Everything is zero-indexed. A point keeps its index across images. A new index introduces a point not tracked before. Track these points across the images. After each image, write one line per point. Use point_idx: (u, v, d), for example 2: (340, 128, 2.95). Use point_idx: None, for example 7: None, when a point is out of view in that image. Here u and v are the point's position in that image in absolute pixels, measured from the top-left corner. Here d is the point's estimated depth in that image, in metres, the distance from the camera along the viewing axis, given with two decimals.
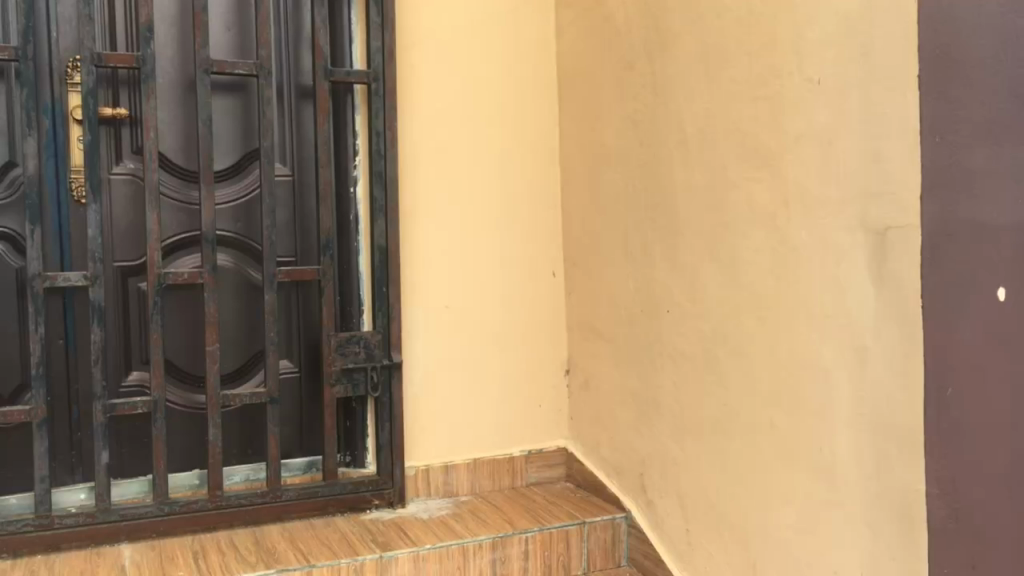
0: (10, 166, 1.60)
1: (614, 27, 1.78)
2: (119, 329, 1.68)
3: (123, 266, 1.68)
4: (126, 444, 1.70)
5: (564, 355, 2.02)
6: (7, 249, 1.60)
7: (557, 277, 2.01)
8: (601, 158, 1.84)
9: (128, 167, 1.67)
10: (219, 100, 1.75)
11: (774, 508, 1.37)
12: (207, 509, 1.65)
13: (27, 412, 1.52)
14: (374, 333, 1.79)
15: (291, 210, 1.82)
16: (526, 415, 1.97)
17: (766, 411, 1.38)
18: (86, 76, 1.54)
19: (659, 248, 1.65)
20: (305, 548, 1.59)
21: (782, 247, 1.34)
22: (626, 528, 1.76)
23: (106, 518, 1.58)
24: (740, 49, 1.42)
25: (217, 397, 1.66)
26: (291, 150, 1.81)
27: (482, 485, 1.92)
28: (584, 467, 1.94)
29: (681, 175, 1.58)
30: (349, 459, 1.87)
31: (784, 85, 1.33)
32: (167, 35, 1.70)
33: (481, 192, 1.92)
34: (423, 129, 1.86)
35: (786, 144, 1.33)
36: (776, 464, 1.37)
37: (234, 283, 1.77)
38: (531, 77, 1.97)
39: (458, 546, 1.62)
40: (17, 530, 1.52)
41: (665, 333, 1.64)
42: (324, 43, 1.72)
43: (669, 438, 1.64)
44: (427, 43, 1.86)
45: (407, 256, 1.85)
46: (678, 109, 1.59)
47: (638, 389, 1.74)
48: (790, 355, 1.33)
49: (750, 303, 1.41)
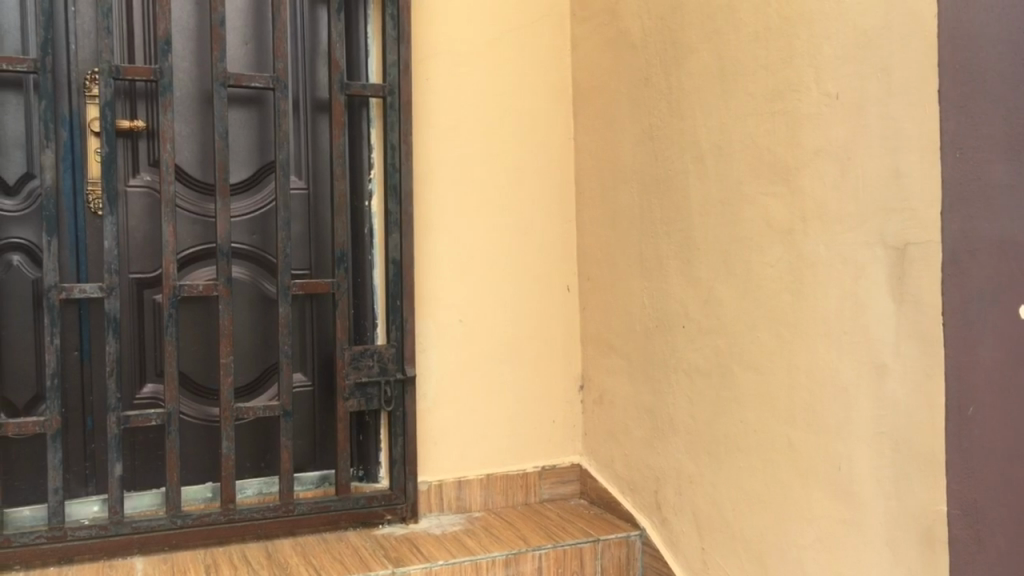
0: (26, 178, 1.61)
1: (630, 41, 1.78)
2: (134, 340, 1.68)
3: (138, 278, 1.68)
4: (139, 456, 1.70)
5: (579, 370, 2.01)
6: (24, 259, 1.61)
7: (571, 292, 2.00)
8: (615, 172, 1.84)
9: (144, 179, 1.68)
10: (235, 112, 1.75)
11: (793, 528, 1.35)
12: (220, 522, 1.64)
13: (41, 423, 1.52)
14: (388, 346, 1.79)
15: (305, 223, 1.82)
16: (539, 430, 1.96)
17: (783, 429, 1.37)
18: (104, 88, 1.55)
19: (674, 263, 1.65)
20: (317, 562, 1.58)
21: (800, 262, 1.33)
22: (641, 546, 1.75)
23: (119, 530, 1.57)
24: (756, 63, 1.42)
25: (230, 409, 1.65)
26: (307, 163, 1.81)
27: (495, 500, 1.91)
28: (598, 484, 1.92)
29: (697, 188, 1.57)
30: (361, 473, 1.87)
31: (801, 99, 1.32)
32: (184, 48, 1.70)
33: (496, 207, 1.92)
34: (437, 142, 1.86)
35: (804, 158, 1.32)
36: (792, 482, 1.35)
37: (249, 295, 1.77)
38: (544, 90, 1.97)
39: (471, 561, 1.61)
40: (29, 542, 1.51)
41: (679, 349, 1.63)
42: (341, 56, 1.73)
43: (684, 455, 1.62)
44: (442, 56, 1.86)
45: (421, 269, 1.84)
46: (693, 122, 1.58)
47: (652, 405, 1.72)
48: (808, 373, 1.31)
49: (767, 319, 1.40)
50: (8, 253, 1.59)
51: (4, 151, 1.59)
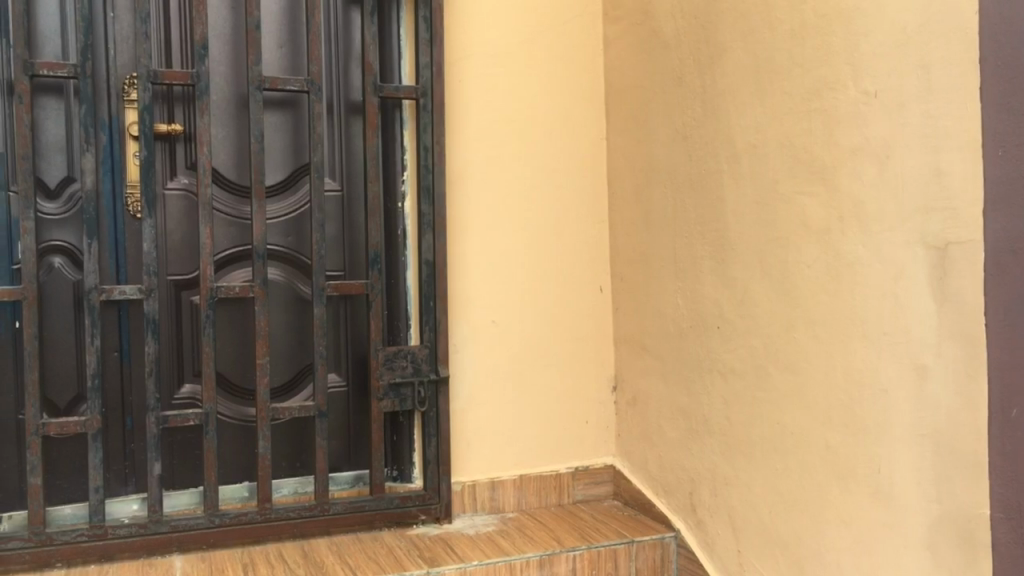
0: (67, 181, 1.63)
1: (663, 40, 1.77)
2: (172, 341, 1.70)
3: (176, 280, 1.70)
4: (177, 455, 1.72)
5: (612, 370, 2.00)
6: (65, 262, 1.63)
7: (603, 292, 1.99)
8: (649, 172, 1.83)
9: (182, 182, 1.70)
10: (270, 115, 1.77)
11: (831, 531, 1.34)
12: (257, 521, 1.66)
13: (81, 423, 1.54)
14: (421, 347, 1.79)
15: (339, 224, 1.83)
16: (572, 431, 1.96)
17: (821, 431, 1.35)
18: (142, 92, 1.57)
19: (708, 264, 1.64)
20: (353, 562, 1.59)
21: (837, 262, 1.32)
22: (675, 547, 1.74)
23: (158, 529, 1.59)
24: (792, 61, 1.40)
25: (266, 409, 1.66)
26: (341, 166, 1.83)
27: (529, 501, 1.91)
28: (631, 485, 1.92)
29: (732, 188, 1.56)
30: (395, 474, 1.87)
31: (838, 97, 1.31)
32: (220, 51, 1.72)
33: (529, 209, 1.92)
34: (470, 144, 1.86)
35: (841, 157, 1.30)
36: (830, 484, 1.34)
37: (284, 297, 1.79)
38: (575, 91, 1.97)
39: (505, 562, 1.61)
40: (71, 540, 1.54)
41: (714, 350, 1.62)
42: (374, 59, 1.74)
43: (719, 456, 1.61)
44: (475, 58, 1.87)
45: (454, 270, 1.85)
46: (728, 121, 1.57)
47: (686, 406, 1.72)
48: (846, 374, 1.30)
49: (803, 320, 1.39)
50: (49, 255, 1.62)
51: (46, 156, 1.61)
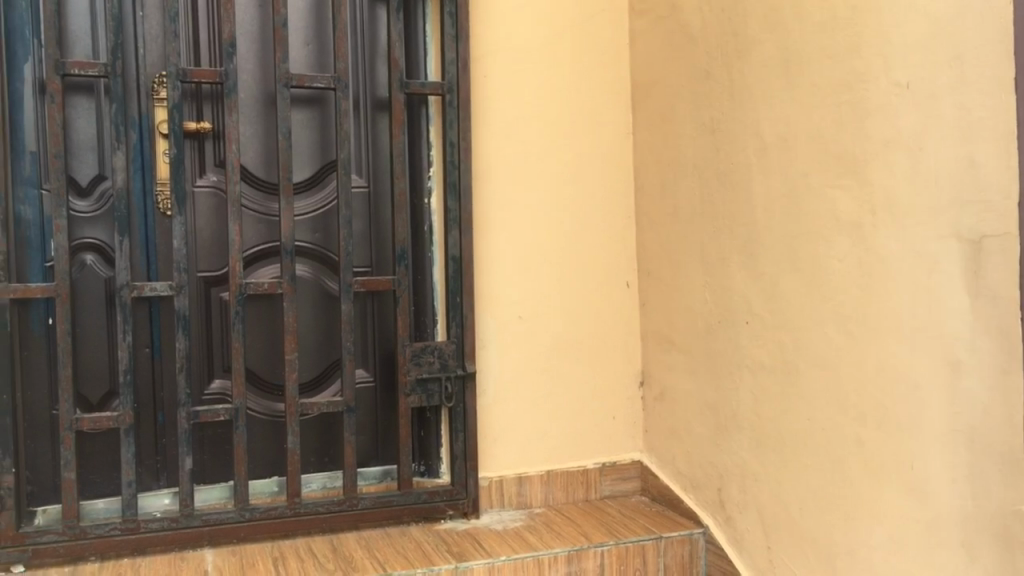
0: (98, 179, 1.65)
1: (690, 34, 1.76)
2: (202, 338, 1.72)
3: (205, 276, 1.72)
4: (208, 450, 1.74)
5: (639, 366, 1.99)
6: (96, 259, 1.65)
7: (630, 287, 1.99)
8: (676, 166, 1.82)
9: (211, 179, 1.71)
10: (297, 112, 1.78)
11: (863, 529, 1.32)
12: (286, 516, 1.67)
13: (114, 418, 1.56)
14: (448, 343, 1.80)
15: (366, 221, 1.84)
16: (599, 426, 1.95)
17: (852, 427, 1.34)
18: (172, 91, 1.58)
19: (737, 259, 1.63)
20: (381, 557, 1.60)
21: (869, 256, 1.30)
22: (704, 544, 1.73)
23: (189, 523, 1.61)
24: (821, 54, 1.39)
25: (295, 405, 1.68)
26: (367, 162, 1.83)
27: (556, 497, 1.91)
28: (659, 481, 1.91)
29: (761, 182, 1.55)
30: (423, 469, 1.88)
31: (869, 89, 1.29)
32: (248, 49, 1.73)
33: (555, 204, 1.92)
34: (495, 139, 1.86)
35: (872, 149, 1.29)
36: (861, 480, 1.33)
37: (312, 293, 1.80)
38: (601, 85, 1.96)
39: (533, 558, 1.61)
40: (104, 534, 1.56)
41: (743, 346, 1.61)
42: (400, 55, 1.74)
43: (748, 452, 1.60)
44: (500, 53, 1.86)
45: (480, 266, 1.85)
46: (757, 114, 1.56)
47: (715, 402, 1.71)
48: (878, 369, 1.28)
49: (834, 315, 1.37)
50: (82, 253, 1.64)
51: (77, 154, 1.63)
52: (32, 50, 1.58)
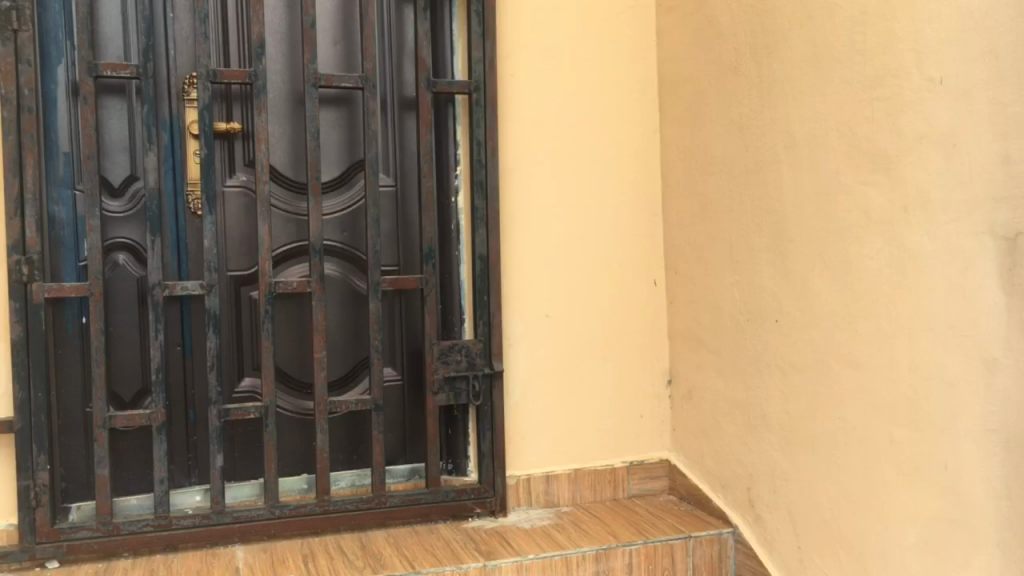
0: (130, 180, 1.67)
1: (718, 30, 1.75)
2: (232, 336, 1.74)
3: (235, 275, 1.73)
4: (238, 448, 1.75)
5: (666, 365, 1.98)
6: (129, 259, 1.67)
7: (658, 285, 1.98)
8: (704, 164, 1.81)
9: (240, 179, 1.73)
10: (325, 112, 1.79)
11: (896, 530, 1.31)
12: (316, 514, 1.68)
13: (147, 416, 1.58)
14: (476, 341, 1.80)
15: (394, 220, 1.85)
16: (627, 425, 1.95)
17: (884, 426, 1.33)
18: (202, 91, 1.60)
19: (767, 256, 1.61)
20: (410, 554, 1.61)
21: (901, 253, 1.29)
22: (733, 543, 1.72)
23: (221, 520, 1.63)
24: (853, 49, 1.37)
25: (324, 403, 1.69)
26: (394, 161, 1.84)
27: (583, 496, 1.91)
28: (687, 480, 1.90)
29: (791, 179, 1.54)
30: (450, 467, 1.89)
31: (901, 85, 1.28)
32: (276, 49, 1.75)
33: (582, 203, 1.91)
34: (522, 137, 1.86)
35: (904, 145, 1.27)
36: (894, 480, 1.31)
37: (340, 291, 1.81)
38: (628, 83, 1.95)
39: (561, 557, 1.61)
40: (137, 530, 1.58)
41: (773, 344, 1.60)
42: (427, 55, 1.74)
43: (778, 451, 1.59)
44: (527, 52, 1.86)
45: (508, 264, 1.85)
46: (786, 111, 1.55)
47: (744, 401, 1.70)
48: (911, 368, 1.27)
49: (866, 313, 1.36)
50: (114, 252, 1.66)
51: (110, 154, 1.65)
52: (65, 52, 1.61)
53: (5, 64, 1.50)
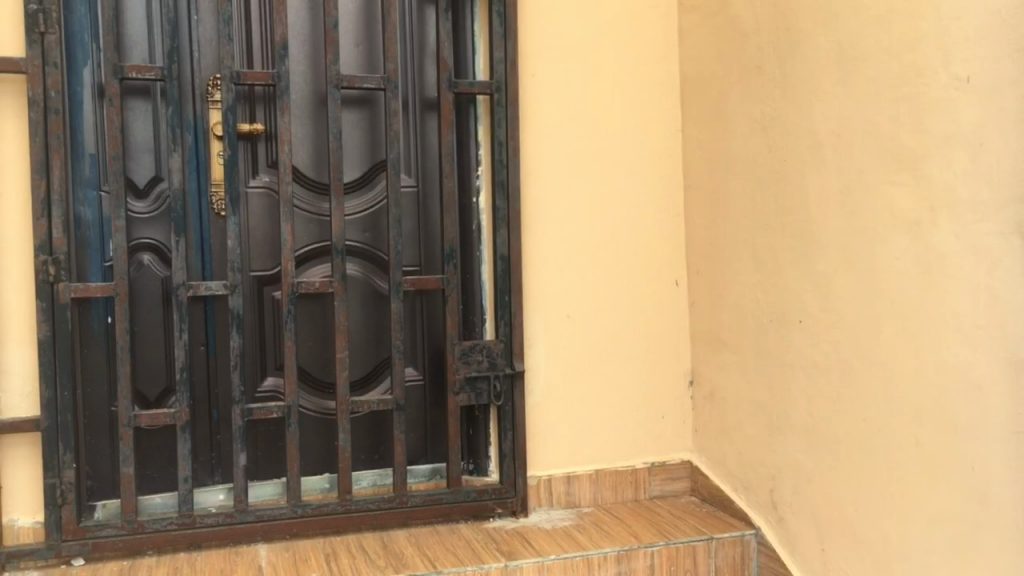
0: (155, 181, 1.69)
1: (742, 29, 1.74)
2: (255, 336, 1.75)
3: (258, 276, 1.74)
4: (261, 448, 1.76)
5: (687, 366, 1.97)
6: (153, 259, 1.69)
7: (680, 286, 1.97)
8: (727, 163, 1.80)
9: (263, 180, 1.74)
10: (348, 113, 1.80)
11: (921, 532, 1.30)
12: (338, 513, 1.69)
13: (172, 415, 1.59)
14: (497, 341, 1.80)
15: (415, 220, 1.85)
16: (649, 426, 1.94)
17: (909, 428, 1.31)
18: (226, 93, 1.61)
19: (790, 257, 1.60)
20: (431, 554, 1.61)
21: (927, 253, 1.27)
22: (756, 545, 1.71)
23: (244, 518, 1.64)
24: (878, 47, 1.36)
25: (346, 403, 1.69)
26: (416, 161, 1.84)
27: (604, 496, 1.91)
28: (709, 481, 1.89)
29: (814, 179, 1.53)
30: (472, 467, 1.89)
31: (928, 83, 1.26)
32: (299, 51, 1.75)
33: (604, 203, 1.91)
34: (544, 138, 1.86)
35: (931, 144, 1.26)
36: (920, 482, 1.30)
37: (362, 292, 1.82)
38: (650, 83, 1.95)
39: (582, 558, 1.61)
40: (161, 528, 1.59)
41: (796, 345, 1.59)
42: (449, 56, 1.75)
43: (801, 453, 1.58)
44: (549, 52, 1.86)
45: (529, 264, 1.85)
46: (810, 110, 1.53)
47: (767, 402, 1.69)
48: (937, 369, 1.26)
49: (891, 314, 1.35)
50: (139, 253, 1.68)
51: (135, 156, 1.67)
52: (91, 54, 1.62)
53: (32, 66, 1.52)
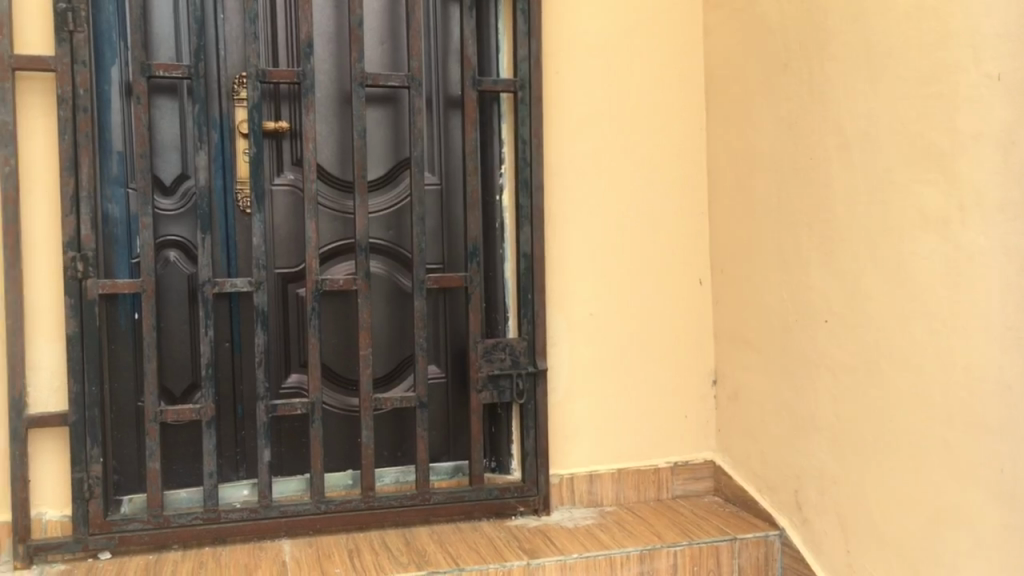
0: (181, 178, 1.70)
1: (767, 27, 1.72)
2: (280, 332, 1.76)
3: (283, 273, 1.75)
4: (285, 444, 1.77)
5: (711, 365, 1.97)
6: (180, 256, 1.70)
7: (703, 285, 1.96)
8: (752, 162, 1.79)
9: (288, 178, 1.75)
10: (372, 111, 1.80)
11: (949, 535, 1.28)
12: (361, 509, 1.70)
13: (197, 410, 1.61)
14: (520, 339, 1.80)
15: (439, 218, 1.86)
16: (672, 426, 1.93)
17: (937, 429, 1.30)
18: (252, 91, 1.62)
19: (816, 256, 1.59)
20: (454, 551, 1.61)
21: (956, 252, 1.26)
22: (780, 546, 1.70)
23: (268, 514, 1.65)
24: (907, 45, 1.35)
25: (369, 400, 1.70)
26: (439, 159, 1.85)
27: (626, 495, 1.90)
28: (733, 481, 1.88)
29: (841, 178, 1.51)
30: (494, 465, 1.89)
31: (958, 81, 1.25)
32: (324, 49, 1.76)
33: (627, 201, 1.90)
34: (567, 136, 1.86)
35: (960, 143, 1.25)
36: (947, 485, 1.28)
37: (385, 289, 1.82)
38: (675, 81, 1.94)
39: (605, 557, 1.61)
40: (186, 523, 1.61)
41: (822, 344, 1.58)
42: (473, 53, 1.74)
43: (826, 453, 1.57)
44: (573, 49, 1.86)
45: (552, 263, 1.85)
46: (837, 108, 1.52)
47: (791, 402, 1.67)
48: (966, 370, 1.24)
49: (919, 314, 1.33)
50: (166, 250, 1.69)
51: (162, 153, 1.68)
52: (119, 53, 1.64)
53: (61, 64, 1.53)
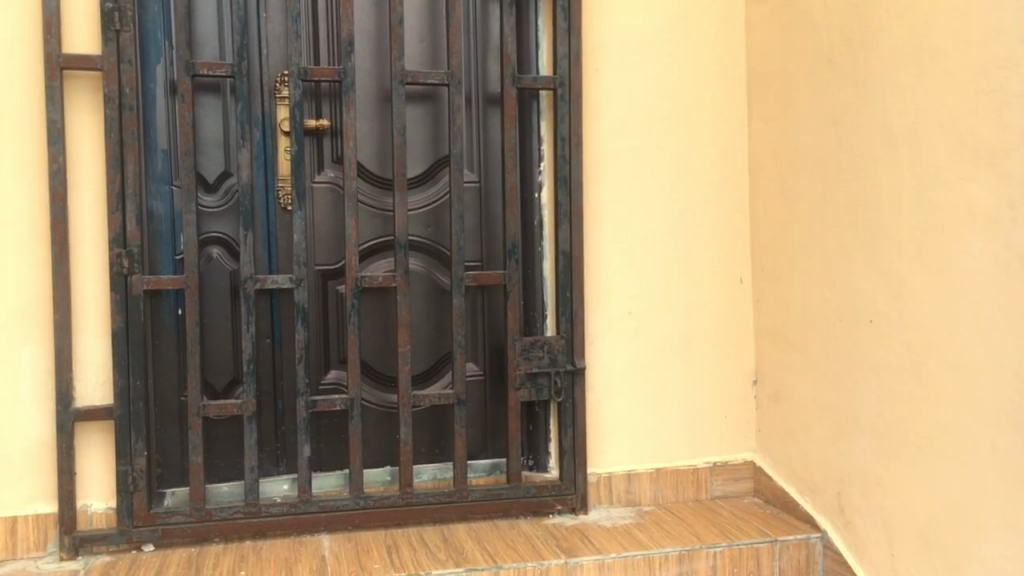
0: (224, 176, 1.72)
1: (812, 22, 1.70)
2: (320, 328, 1.77)
3: (323, 270, 1.77)
4: (324, 439, 1.79)
5: (751, 364, 1.95)
6: (222, 253, 1.72)
7: (744, 284, 1.94)
8: (795, 159, 1.77)
9: (328, 175, 1.76)
10: (412, 109, 1.81)
11: (996, 540, 1.26)
12: (399, 505, 1.71)
13: (238, 405, 1.62)
14: (558, 337, 1.80)
15: (478, 215, 1.86)
16: (712, 426, 1.92)
17: (985, 432, 1.27)
18: (294, 89, 1.63)
19: (861, 255, 1.56)
20: (492, 548, 1.61)
21: (1006, 252, 1.23)
22: (821, 549, 1.68)
23: (307, 508, 1.66)
24: (956, 40, 1.32)
25: (408, 396, 1.70)
26: (478, 157, 1.85)
27: (665, 495, 1.89)
28: (773, 482, 1.86)
29: (887, 176, 1.49)
30: (531, 463, 1.89)
31: (1010, 78, 1.22)
32: (365, 47, 1.77)
33: (667, 198, 1.89)
34: (606, 133, 1.85)
35: (1012, 140, 1.22)
36: (995, 489, 1.25)
37: (424, 287, 1.83)
38: (716, 77, 1.92)
39: (643, 557, 1.60)
40: (227, 516, 1.63)
41: (866, 345, 1.55)
42: (513, 51, 1.74)
43: (870, 456, 1.54)
44: (613, 46, 1.85)
45: (590, 260, 1.84)
46: (883, 104, 1.49)
47: (834, 403, 1.65)
48: (1017, 372, 1.21)
49: (967, 315, 1.30)
50: (209, 246, 1.71)
51: (205, 151, 1.70)
52: (163, 52, 1.66)
53: (108, 63, 1.56)
